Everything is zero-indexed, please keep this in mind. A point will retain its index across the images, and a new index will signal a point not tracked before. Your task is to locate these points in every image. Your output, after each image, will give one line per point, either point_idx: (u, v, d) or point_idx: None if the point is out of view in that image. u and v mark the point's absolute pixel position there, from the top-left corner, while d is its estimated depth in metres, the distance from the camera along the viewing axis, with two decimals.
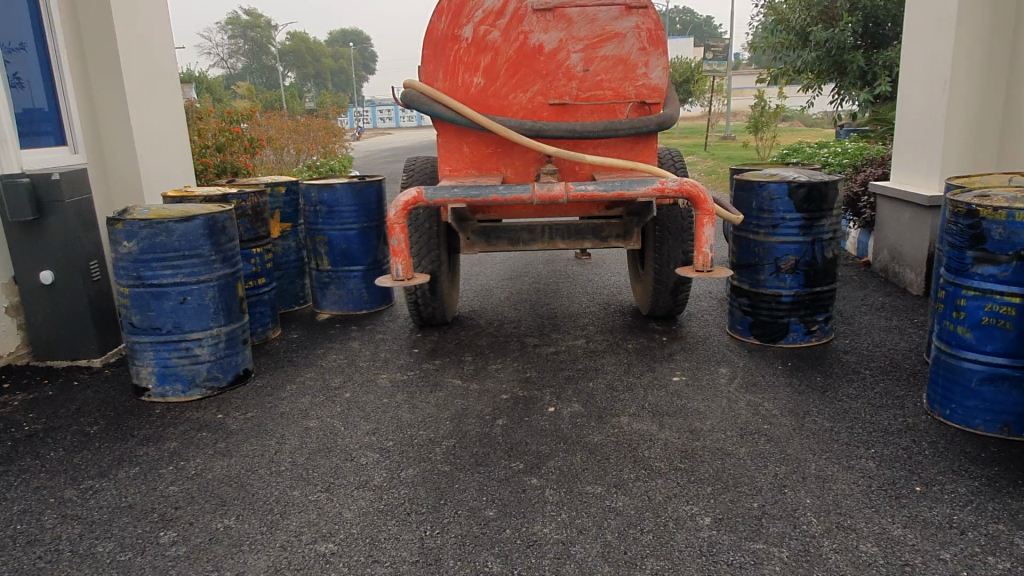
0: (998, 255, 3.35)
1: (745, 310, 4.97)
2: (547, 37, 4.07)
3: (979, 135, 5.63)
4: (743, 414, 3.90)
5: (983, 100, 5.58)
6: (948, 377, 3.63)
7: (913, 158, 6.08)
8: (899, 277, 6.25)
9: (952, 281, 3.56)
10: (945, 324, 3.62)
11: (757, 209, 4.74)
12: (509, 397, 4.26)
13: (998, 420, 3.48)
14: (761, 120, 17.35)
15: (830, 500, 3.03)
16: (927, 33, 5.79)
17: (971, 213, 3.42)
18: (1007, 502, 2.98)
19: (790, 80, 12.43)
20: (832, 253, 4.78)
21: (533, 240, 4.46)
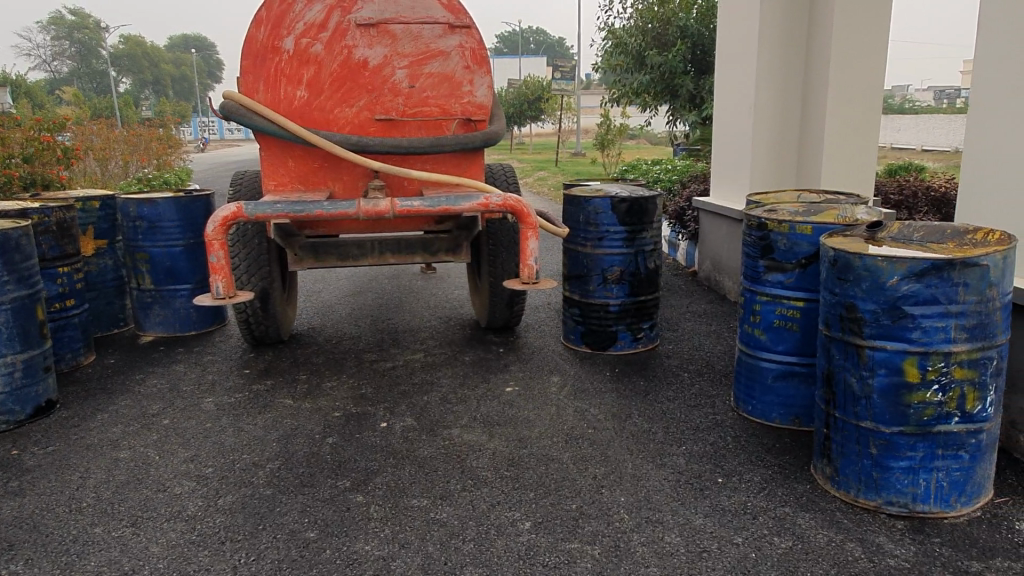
0: (784, 263, 3.69)
1: (577, 320, 5.18)
2: (372, 52, 4.07)
3: (780, 154, 6.22)
4: (570, 420, 4.05)
5: (783, 123, 6.16)
6: (749, 376, 3.97)
7: (727, 174, 6.61)
8: (720, 285, 6.75)
9: (749, 288, 3.89)
10: (744, 328, 3.95)
11: (584, 222, 4.96)
12: (342, 415, 4.18)
13: (789, 413, 3.85)
14: (607, 138, 18.17)
15: (641, 497, 3.22)
16: (736, 61, 6.33)
17: (761, 225, 3.76)
18: (794, 486, 3.29)
19: (630, 101, 13.13)
20: (653, 263, 5.08)
21: (363, 255, 4.46)
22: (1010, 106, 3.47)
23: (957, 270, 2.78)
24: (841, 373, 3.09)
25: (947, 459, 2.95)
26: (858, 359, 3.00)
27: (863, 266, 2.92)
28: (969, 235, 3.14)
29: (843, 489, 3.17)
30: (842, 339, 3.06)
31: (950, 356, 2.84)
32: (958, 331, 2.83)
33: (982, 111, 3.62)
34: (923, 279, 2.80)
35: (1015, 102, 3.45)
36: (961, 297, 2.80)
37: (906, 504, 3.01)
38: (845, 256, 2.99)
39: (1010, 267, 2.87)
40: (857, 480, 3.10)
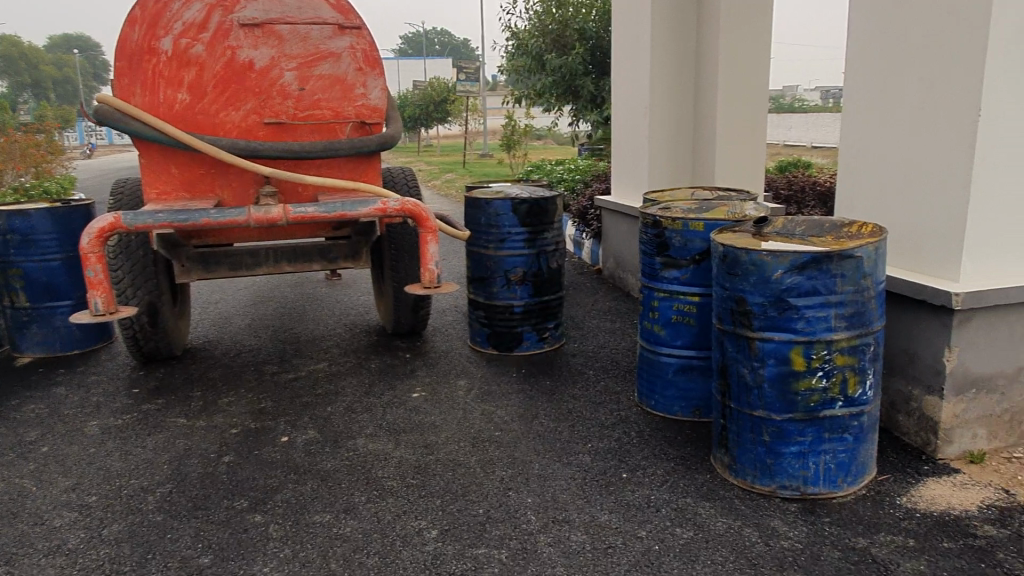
0: (679, 260, 3.78)
1: (483, 323, 5.16)
2: (257, 53, 3.92)
3: (675, 154, 6.40)
4: (477, 424, 4.03)
5: (677, 123, 6.35)
6: (650, 371, 4.06)
7: (626, 173, 6.75)
8: (624, 282, 6.88)
9: (647, 285, 3.98)
10: (644, 324, 4.03)
11: (486, 223, 4.95)
12: (240, 431, 4.01)
13: (689, 406, 3.96)
14: (512, 138, 18.24)
15: (548, 497, 3.23)
16: (631, 63, 6.48)
17: (655, 223, 3.85)
18: (695, 477, 3.38)
19: (533, 102, 13.22)
20: (556, 263, 5.12)
21: (257, 264, 4.31)
22: (877, 105, 3.69)
23: (835, 262, 2.91)
24: (734, 365, 3.19)
25: (833, 441, 3.09)
26: (749, 351, 3.10)
27: (750, 260, 3.03)
28: (845, 229, 3.31)
29: (740, 476, 3.28)
30: (733, 331, 3.16)
31: (832, 344, 2.98)
32: (838, 320, 2.97)
33: (855, 111, 3.83)
34: (804, 272, 2.93)
35: (882, 101, 3.66)
36: (839, 287, 2.94)
37: (798, 487, 3.15)
38: (733, 252, 3.10)
39: (882, 257, 3.04)
40: (753, 467, 3.22)
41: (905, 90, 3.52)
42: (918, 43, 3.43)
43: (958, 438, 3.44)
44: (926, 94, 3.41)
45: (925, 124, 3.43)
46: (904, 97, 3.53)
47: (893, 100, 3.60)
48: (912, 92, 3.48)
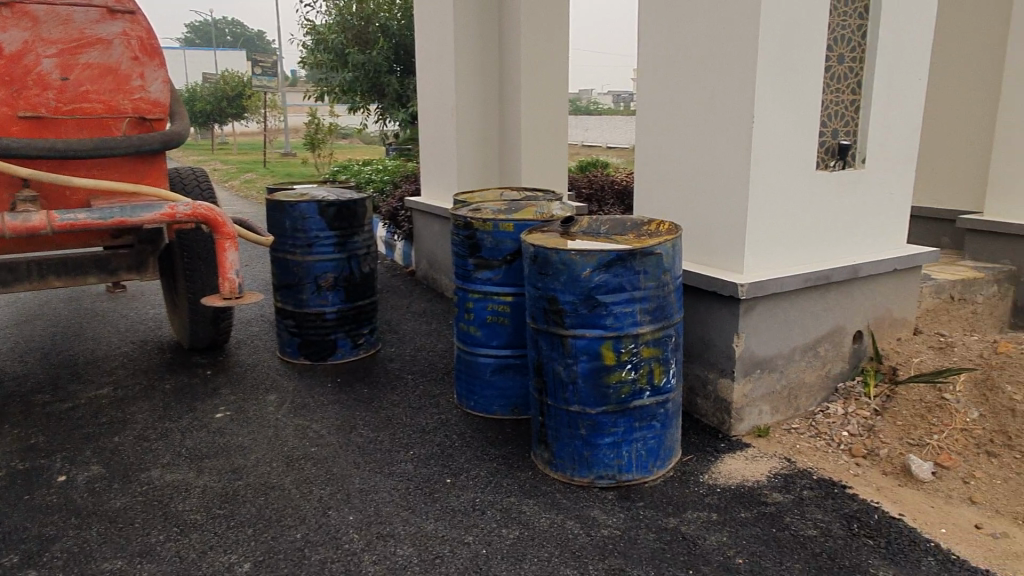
0: (492, 261, 3.80)
1: (292, 332, 4.88)
2: (6, 35, 3.38)
3: (483, 155, 6.48)
4: (290, 441, 3.79)
5: (483, 125, 6.43)
6: (468, 372, 4.05)
7: (435, 174, 6.72)
8: (437, 283, 6.85)
9: (460, 286, 3.95)
10: (460, 326, 4.01)
11: (291, 228, 4.67)
12: (3, 475, 3.45)
13: (508, 404, 4.01)
14: (316, 137, 17.54)
15: (370, 511, 3.11)
16: (435, 63, 6.45)
17: (467, 225, 3.84)
18: (517, 475, 3.42)
19: (336, 100, 12.79)
20: (368, 267, 4.96)
21: (16, 281, 3.84)
22: (668, 111, 3.95)
23: (638, 260, 3.07)
24: (549, 363, 3.26)
25: (643, 429, 3.27)
26: (563, 348, 3.18)
27: (560, 260, 3.10)
28: (645, 227, 3.50)
29: (560, 471, 3.36)
30: (547, 330, 3.22)
31: (638, 337, 3.13)
32: (643, 314, 3.13)
33: (648, 116, 4.09)
34: (611, 269, 3.05)
35: (671, 107, 3.93)
36: (642, 283, 3.10)
37: (614, 476, 3.29)
38: (544, 252, 3.16)
39: (678, 253, 3.25)
40: (572, 461, 3.31)
41: (691, 97, 3.80)
42: (699, 54, 3.71)
43: (747, 415, 3.79)
44: (708, 101, 3.70)
45: (709, 129, 3.72)
46: (690, 104, 3.81)
47: (680, 106, 3.87)
48: (697, 100, 3.76)
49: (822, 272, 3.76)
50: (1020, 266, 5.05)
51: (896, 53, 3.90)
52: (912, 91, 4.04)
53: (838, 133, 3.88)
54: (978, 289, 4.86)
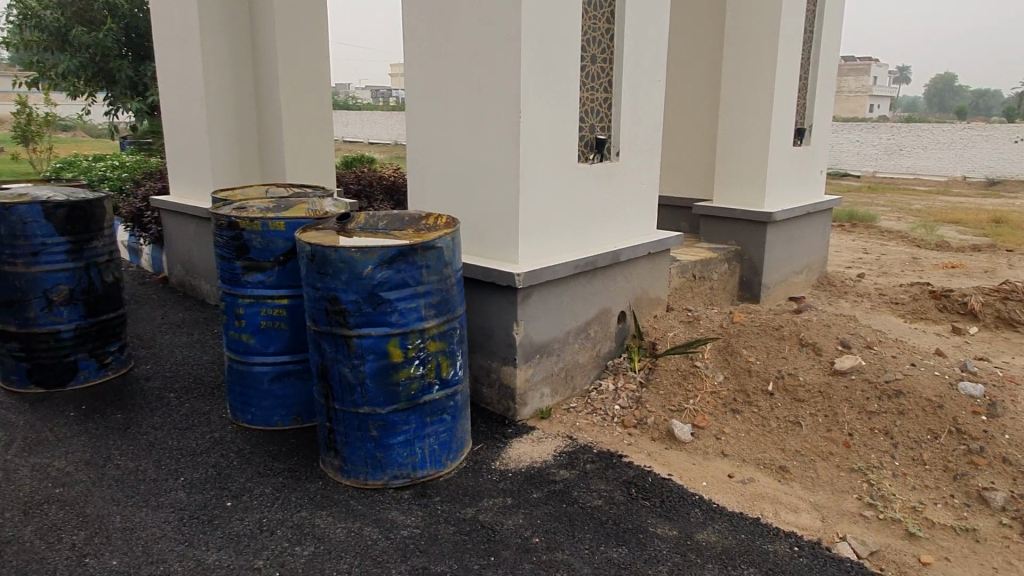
0: (262, 262, 3.54)
1: (17, 357, 4.17)
2: None
3: (240, 149, 6.03)
4: (27, 484, 3.23)
5: (239, 118, 5.99)
6: (242, 384, 3.75)
7: (186, 170, 6.13)
8: (196, 290, 6.27)
9: (228, 291, 3.63)
10: (230, 334, 3.69)
11: (7, 235, 3.97)
12: None
13: (290, 413, 3.78)
14: (29, 129, 15.16)
15: (139, 552, 2.75)
16: (178, 48, 5.86)
17: (231, 224, 3.53)
18: (306, 488, 3.24)
19: (53, 86, 11.13)
20: (113, 276, 4.38)
21: None
22: (438, 105, 3.96)
23: (419, 254, 3.03)
24: (334, 365, 3.12)
25: (434, 423, 3.25)
26: (347, 349, 3.06)
27: (339, 258, 2.98)
28: (423, 221, 3.48)
29: (352, 476, 3.24)
30: (330, 331, 3.08)
31: (424, 332, 3.10)
32: (427, 309, 3.11)
33: (420, 109, 4.07)
34: (393, 265, 2.98)
35: (441, 101, 3.94)
36: (425, 278, 3.07)
37: (408, 474, 3.25)
38: (322, 250, 3.02)
39: (458, 246, 3.26)
40: (364, 464, 3.21)
41: (459, 91, 3.84)
42: (465, 48, 3.75)
43: (530, 399, 3.95)
44: (476, 96, 3.76)
45: (479, 123, 3.78)
46: (459, 98, 3.84)
47: (450, 100, 3.89)
48: (465, 94, 3.81)
49: (589, 259, 4.02)
50: (743, 246, 5.83)
51: (639, 55, 4.26)
52: (655, 89, 4.44)
53: (595, 128, 4.19)
54: (713, 268, 5.53)
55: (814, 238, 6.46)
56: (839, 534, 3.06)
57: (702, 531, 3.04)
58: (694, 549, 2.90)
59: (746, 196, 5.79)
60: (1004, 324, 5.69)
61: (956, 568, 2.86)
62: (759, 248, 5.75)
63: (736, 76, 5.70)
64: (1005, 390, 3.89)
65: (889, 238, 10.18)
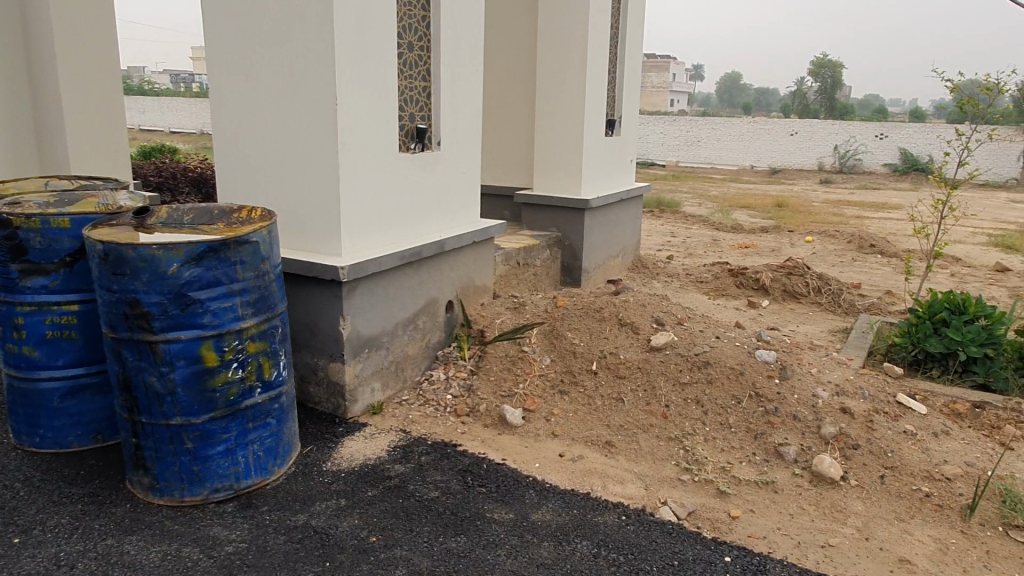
0: (43, 264, 3.12)
1: None
2: None
3: (14, 137, 5.33)
4: None
5: (9, 100, 5.29)
6: (27, 404, 3.30)
7: None
8: None
9: (2, 299, 3.17)
10: (7, 348, 3.23)
11: None
12: None
13: (88, 432, 3.40)
14: None
15: None
16: None
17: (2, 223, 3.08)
18: (111, 513, 2.92)
19: None
20: None
21: None
22: (245, 90, 3.71)
23: (232, 249, 2.81)
24: (138, 375, 2.83)
25: (257, 429, 3.06)
26: (153, 356, 2.79)
27: (138, 257, 2.70)
28: (234, 214, 3.24)
29: (166, 494, 2.98)
30: (131, 338, 2.79)
31: (242, 333, 2.89)
32: (244, 308, 2.90)
33: (225, 95, 3.78)
34: (202, 263, 2.75)
35: (248, 86, 3.69)
36: (239, 275, 2.86)
37: (230, 486, 3.03)
38: (116, 249, 2.71)
39: (275, 240, 3.07)
40: (179, 480, 2.96)
41: (268, 76, 3.61)
42: (273, 30, 3.54)
43: (360, 395, 3.84)
44: (287, 81, 3.55)
45: (292, 111, 3.58)
46: (270, 84, 3.62)
47: (260, 86, 3.65)
48: (275, 79, 3.59)
49: (414, 249, 3.97)
50: (563, 233, 6.05)
51: (456, 44, 4.25)
52: (473, 80, 4.46)
53: (415, 117, 4.12)
54: (536, 254, 5.69)
55: (627, 223, 6.84)
56: (661, 499, 3.27)
57: (536, 511, 3.11)
58: (529, 530, 2.96)
59: (565, 185, 6.01)
60: (790, 296, 6.36)
61: (759, 518, 3.16)
62: (578, 235, 5.99)
63: (549, 68, 5.87)
64: (793, 354, 4.34)
65: (691, 223, 11.04)
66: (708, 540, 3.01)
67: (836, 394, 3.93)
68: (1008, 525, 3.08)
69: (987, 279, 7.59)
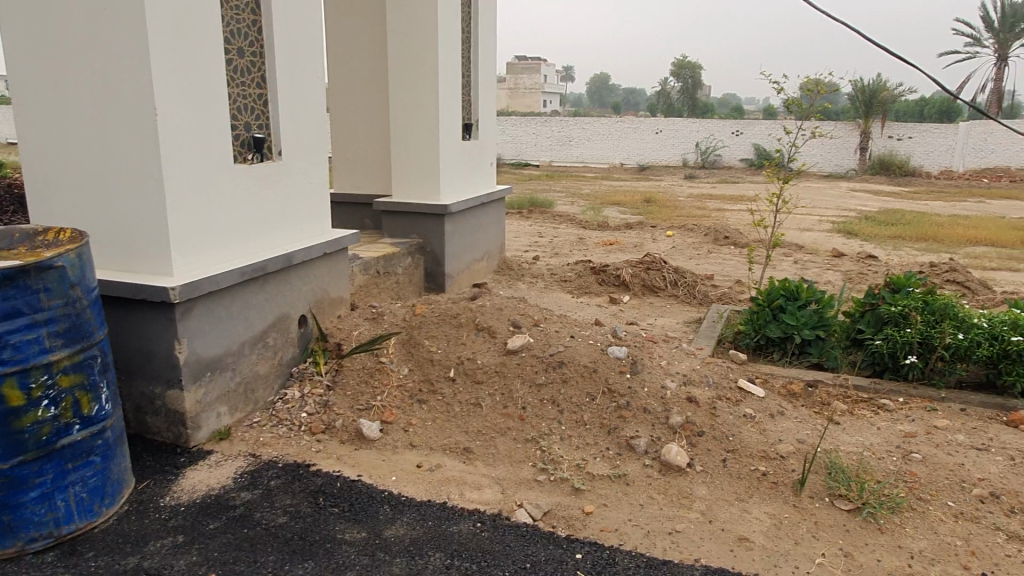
0: None
1: None
2: None
3: None
4: None
5: None
6: None
7: None
8: None
9: None
10: None
11: None
12: None
13: None
14: None
15: None
16: None
17: None
18: None
19: None
20: None
21: None
22: (53, 102, 3.42)
23: (33, 276, 2.58)
24: None
25: (78, 469, 2.83)
26: None
27: None
28: (41, 237, 2.98)
29: None
30: None
31: (51, 366, 2.66)
32: (52, 339, 2.67)
33: (30, 107, 3.47)
34: None
35: (56, 97, 3.40)
36: (44, 303, 2.63)
37: (50, 533, 2.79)
38: None
39: (88, 263, 2.85)
40: None
41: (78, 86, 3.35)
42: (81, 37, 3.28)
43: (205, 421, 3.63)
44: (100, 91, 3.31)
45: (108, 123, 3.33)
46: (81, 95, 3.35)
47: (70, 97, 3.38)
48: (86, 89, 3.33)
49: (257, 264, 3.80)
50: (425, 238, 5.99)
51: (292, 50, 4.09)
52: (315, 87, 4.33)
53: (251, 127, 3.94)
54: (397, 262, 5.60)
55: (491, 226, 6.88)
56: (517, 502, 3.29)
57: (390, 526, 3.05)
58: (381, 547, 2.90)
59: (423, 190, 5.95)
60: (648, 290, 6.61)
61: (611, 512, 3.24)
62: (439, 240, 5.96)
63: (401, 73, 5.79)
64: (645, 348, 4.50)
65: (560, 222, 11.30)
66: (561, 538, 3.05)
67: (683, 384, 4.11)
68: (833, 495, 3.32)
69: (825, 264, 8.20)
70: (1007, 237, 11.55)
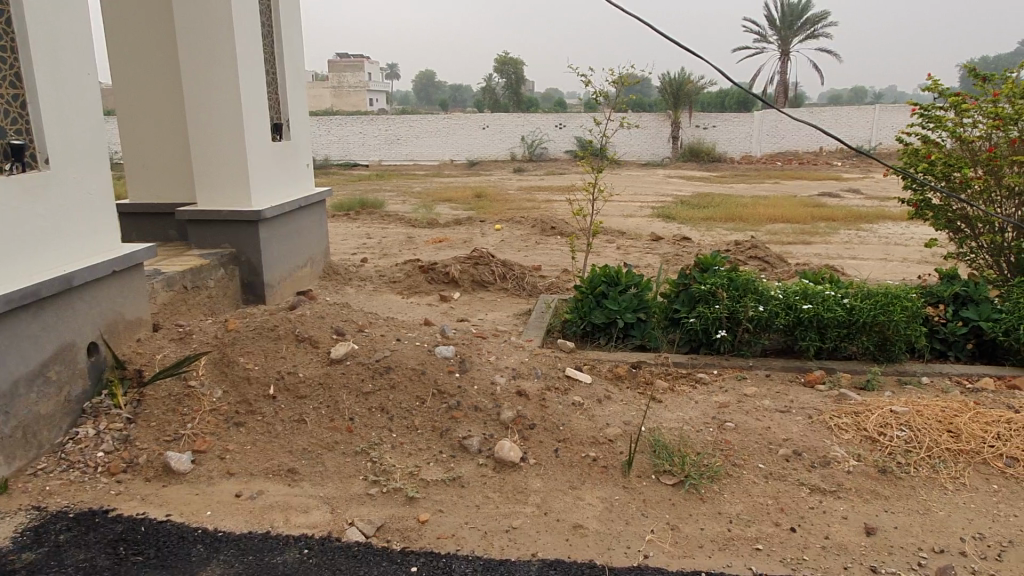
0: None
1: None
2: None
3: None
4: None
5: None
6: None
7: None
8: None
9: None
10: None
11: None
12: None
13: None
14: None
15: None
16: None
17: None
18: None
19: None
20: None
21: None
22: None
23: None
24: None
25: None
26: None
27: None
28: None
29: None
30: None
31: None
32: None
33: None
34: None
35: None
36: None
37: None
38: None
39: None
40: None
41: None
42: None
43: None
44: None
45: None
46: None
47: None
48: None
49: (27, 290, 3.32)
50: (238, 248, 5.59)
51: (54, 43, 3.61)
52: (88, 86, 3.86)
53: (6, 133, 3.43)
54: (206, 275, 5.16)
55: (312, 231, 6.56)
56: (347, 520, 3.11)
57: (205, 567, 2.77)
58: None
59: (232, 195, 5.54)
60: (478, 285, 6.60)
61: (447, 517, 3.15)
62: (254, 248, 5.58)
63: (195, 69, 5.33)
64: (473, 346, 4.46)
65: (389, 222, 11.07)
66: (395, 552, 2.92)
67: (512, 378, 4.11)
68: (659, 471, 3.45)
69: (644, 248, 8.64)
70: (798, 213, 12.81)
